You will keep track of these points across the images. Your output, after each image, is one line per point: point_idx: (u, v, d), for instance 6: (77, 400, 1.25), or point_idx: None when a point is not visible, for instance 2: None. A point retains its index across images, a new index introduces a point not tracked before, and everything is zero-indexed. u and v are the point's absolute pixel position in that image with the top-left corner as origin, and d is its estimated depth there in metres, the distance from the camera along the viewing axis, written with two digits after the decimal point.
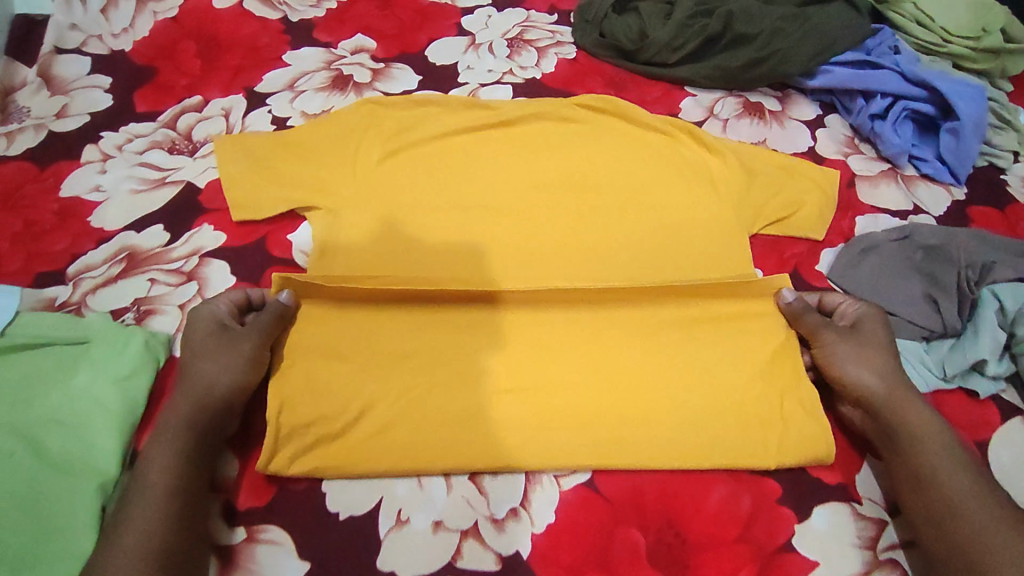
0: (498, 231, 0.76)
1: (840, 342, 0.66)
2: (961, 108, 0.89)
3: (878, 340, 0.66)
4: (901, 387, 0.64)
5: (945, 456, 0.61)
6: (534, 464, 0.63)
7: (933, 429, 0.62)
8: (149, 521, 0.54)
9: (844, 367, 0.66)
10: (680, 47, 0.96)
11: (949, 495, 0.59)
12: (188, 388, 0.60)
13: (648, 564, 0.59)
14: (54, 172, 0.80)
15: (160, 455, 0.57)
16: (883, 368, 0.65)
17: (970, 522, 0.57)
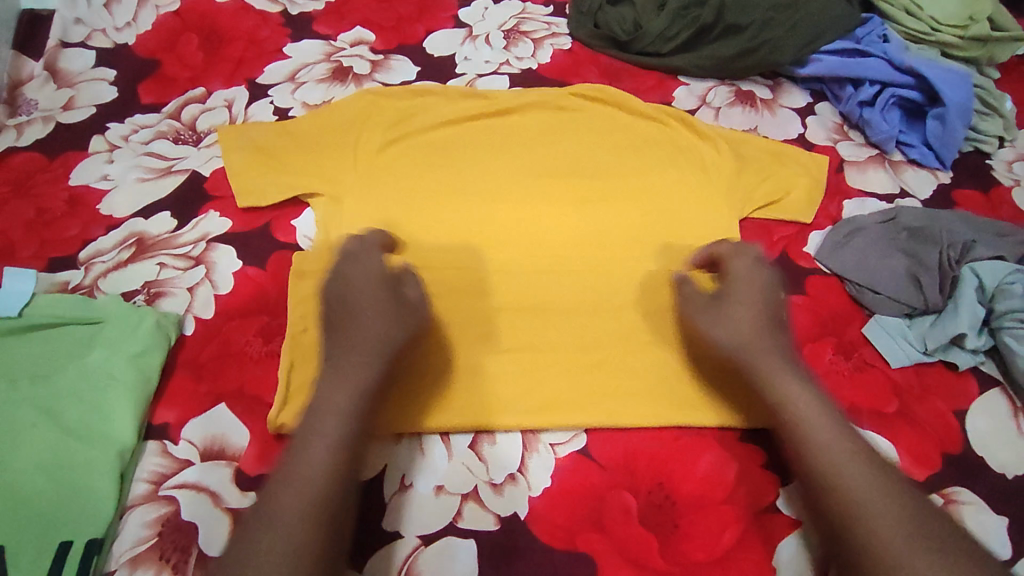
0: (496, 214, 0.79)
1: (716, 324, 0.65)
2: (947, 94, 0.91)
3: (756, 301, 0.64)
4: (775, 349, 0.62)
5: (815, 416, 0.57)
6: (530, 427, 0.66)
7: (816, 407, 0.58)
8: (320, 480, 0.51)
9: (721, 347, 0.64)
10: (673, 38, 0.99)
11: (842, 480, 0.54)
12: (363, 357, 0.57)
13: (641, 525, 0.61)
14: (64, 162, 0.82)
15: (329, 420, 0.54)
16: (759, 334, 0.62)
17: (865, 509, 0.52)
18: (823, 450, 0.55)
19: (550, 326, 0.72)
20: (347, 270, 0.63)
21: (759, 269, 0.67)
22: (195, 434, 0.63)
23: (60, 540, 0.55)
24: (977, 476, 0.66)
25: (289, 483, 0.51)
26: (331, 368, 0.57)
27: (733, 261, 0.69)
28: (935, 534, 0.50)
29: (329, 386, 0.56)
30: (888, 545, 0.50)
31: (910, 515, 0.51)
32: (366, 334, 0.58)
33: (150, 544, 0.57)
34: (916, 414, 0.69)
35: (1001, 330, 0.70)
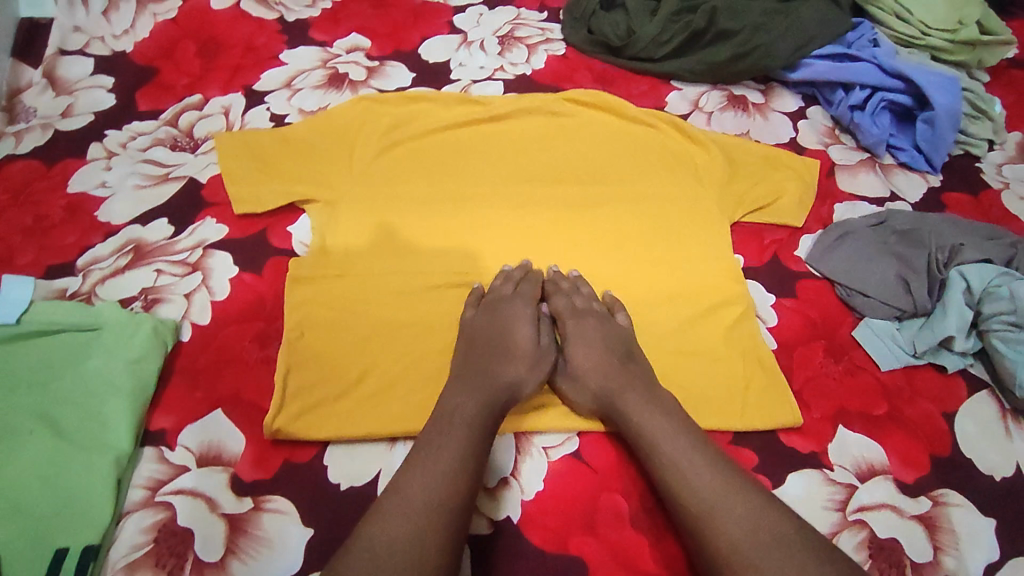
0: (491, 219, 0.79)
1: (570, 385, 0.68)
2: (936, 98, 0.92)
3: (600, 343, 0.69)
4: (624, 384, 0.65)
5: (665, 438, 0.60)
6: (524, 430, 0.67)
7: (664, 426, 0.61)
8: (451, 473, 0.56)
9: (582, 402, 0.67)
10: (666, 43, 0.99)
11: (694, 491, 0.56)
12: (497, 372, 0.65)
13: (632, 528, 0.62)
14: (62, 169, 0.83)
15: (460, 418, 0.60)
16: (605, 375, 0.66)
17: (715, 517, 0.54)
18: (673, 465, 0.58)
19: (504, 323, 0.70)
20: (495, 311, 0.71)
21: (589, 312, 0.72)
22: (192, 440, 0.64)
23: (57, 547, 0.56)
24: (966, 478, 0.67)
25: (421, 472, 0.55)
26: (461, 378, 0.64)
27: (570, 308, 0.73)
28: (776, 532, 0.52)
29: (457, 398, 0.62)
30: (738, 549, 0.52)
31: (757, 516, 0.53)
32: (497, 362, 0.66)
33: (147, 549, 0.58)
34: (905, 417, 0.70)
35: (989, 332, 0.71)
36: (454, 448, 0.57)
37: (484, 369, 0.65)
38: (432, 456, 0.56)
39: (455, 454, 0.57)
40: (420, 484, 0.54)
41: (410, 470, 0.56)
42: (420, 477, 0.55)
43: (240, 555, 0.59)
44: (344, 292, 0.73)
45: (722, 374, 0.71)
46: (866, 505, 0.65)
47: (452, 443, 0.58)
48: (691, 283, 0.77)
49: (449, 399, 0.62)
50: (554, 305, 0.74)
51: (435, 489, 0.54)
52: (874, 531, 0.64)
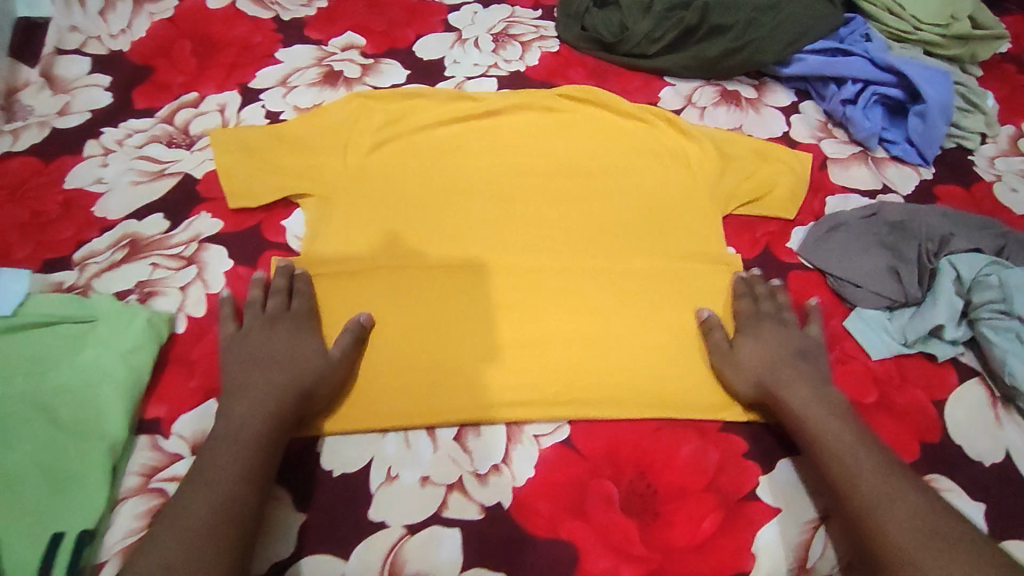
0: (484, 214, 0.80)
1: (733, 371, 0.69)
2: (928, 92, 0.92)
3: (776, 341, 0.70)
4: (799, 380, 0.66)
5: (835, 437, 0.61)
6: (516, 419, 0.68)
7: (834, 423, 0.62)
8: (229, 491, 0.56)
9: (742, 387, 0.68)
10: (659, 39, 1.00)
11: (858, 491, 0.58)
12: (283, 377, 0.64)
13: (622, 512, 0.62)
14: (59, 166, 0.83)
15: (243, 428, 0.59)
16: (777, 369, 0.67)
17: (879, 514, 0.56)
18: (836, 461, 0.60)
19: (286, 340, 0.67)
20: (275, 331, 0.68)
21: (769, 316, 0.72)
22: (186, 429, 0.64)
23: (52, 532, 0.56)
24: (955, 463, 0.67)
25: (199, 493, 0.55)
26: (246, 388, 0.63)
27: (752, 308, 0.73)
28: (945, 534, 0.54)
29: (241, 413, 0.60)
30: (900, 542, 0.54)
31: (922, 516, 0.55)
32: (290, 374, 0.64)
33: (141, 535, 0.59)
34: (896, 404, 0.70)
35: (979, 320, 0.71)
36: (240, 464, 0.57)
37: (266, 377, 0.63)
38: (209, 478, 0.56)
39: (237, 471, 0.57)
40: (199, 506, 0.54)
41: (190, 491, 0.55)
42: (199, 500, 0.55)
43: None
44: (339, 288, 0.74)
45: None
46: None
47: (236, 461, 0.57)
48: (682, 275, 0.77)
49: (232, 413, 0.61)
50: (738, 302, 0.74)
51: (215, 509, 0.54)
52: None
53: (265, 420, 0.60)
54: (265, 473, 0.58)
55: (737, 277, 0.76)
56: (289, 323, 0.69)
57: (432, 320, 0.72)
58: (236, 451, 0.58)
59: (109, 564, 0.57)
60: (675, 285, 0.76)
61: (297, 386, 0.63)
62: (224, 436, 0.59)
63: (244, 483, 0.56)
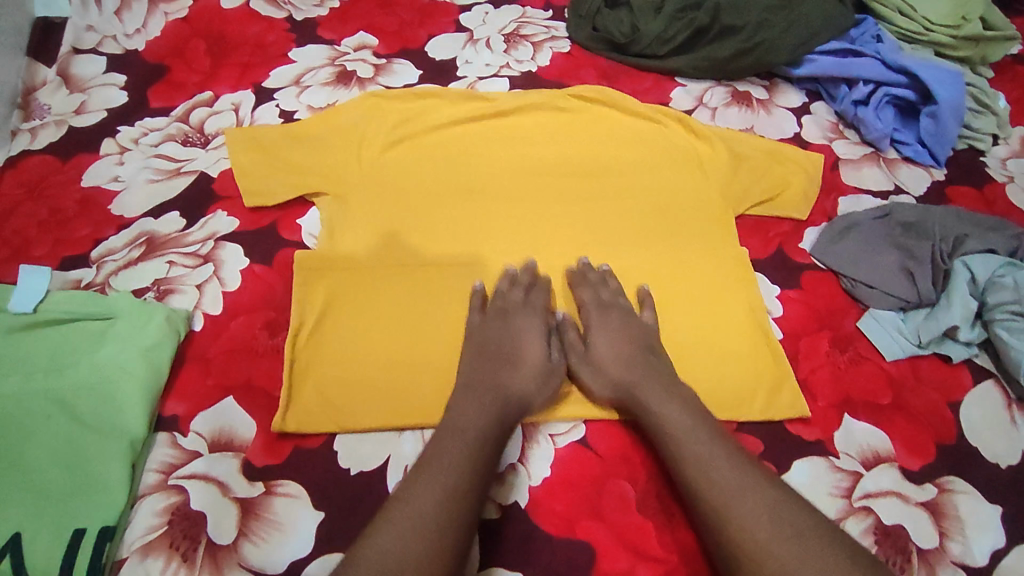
0: (499, 213, 0.80)
1: (591, 375, 0.69)
2: (940, 93, 0.92)
3: (627, 335, 0.70)
4: (648, 378, 0.66)
5: (691, 434, 0.60)
6: (530, 419, 0.68)
7: (688, 422, 0.61)
8: (459, 482, 0.55)
9: (601, 393, 0.68)
10: (670, 39, 1.00)
11: (712, 485, 0.56)
12: (512, 380, 0.65)
13: (638, 512, 0.63)
14: (76, 164, 0.84)
15: (470, 421, 0.60)
16: (628, 368, 0.67)
17: (733, 509, 0.54)
18: (693, 457, 0.58)
19: (516, 335, 0.70)
20: (510, 323, 0.71)
21: (615, 305, 0.73)
22: (204, 427, 0.65)
23: (74, 528, 0.57)
24: (971, 465, 0.67)
25: (428, 482, 0.55)
26: (469, 384, 0.64)
27: (604, 300, 0.73)
28: (801, 524, 0.52)
29: (470, 409, 0.61)
30: (757, 538, 0.52)
31: (776, 509, 0.53)
32: (508, 369, 0.66)
33: (161, 531, 0.59)
34: (911, 406, 0.70)
35: (994, 322, 0.71)
36: (460, 457, 0.57)
37: (497, 377, 0.65)
38: (438, 469, 0.56)
39: (464, 464, 0.57)
40: (432, 492, 0.54)
41: (423, 476, 0.56)
42: (428, 488, 0.54)
43: (253, 538, 0.60)
44: (353, 287, 0.73)
45: (726, 365, 0.72)
46: (871, 492, 0.65)
47: (465, 452, 0.58)
48: (695, 276, 0.77)
49: (461, 407, 0.62)
50: (579, 294, 0.74)
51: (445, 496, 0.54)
52: (880, 517, 0.64)
53: (489, 416, 0.61)
54: (487, 472, 0.58)
55: (571, 270, 0.76)
56: (524, 316, 0.72)
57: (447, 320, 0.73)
58: (460, 442, 0.58)
59: (130, 559, 0.58)
60: (690, 285, 0.77)
61: (524, 390, 0.66)
62: (451, 426, 0.60)
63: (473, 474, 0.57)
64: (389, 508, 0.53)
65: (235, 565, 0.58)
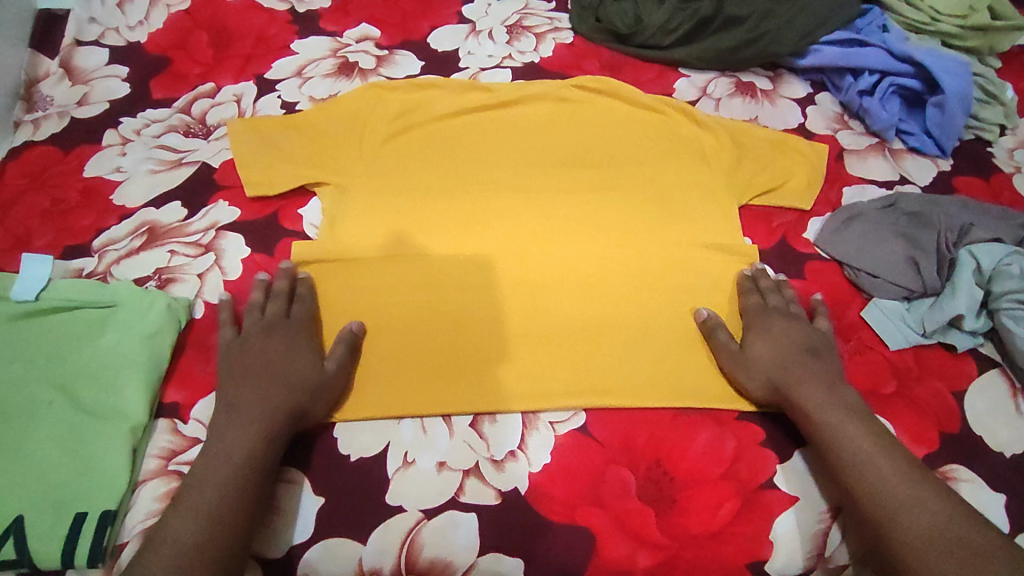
0: (500, 204, 0.80)
1: (746, 375, 0.68)
2: (946, 82, 0.91)
3: (788, 339, 0.69)
4: (816, 383, 0.65)
5: (857, 446, 0.60)
6: (530, 407, 0.68)
7: (848, 428, 0.62)
8: (223, 514, 0.55)
9: (755, 391, 0.67)
10: (674, 30, 0.99)
11: (884, 500, 0.58)
12: (279, 393, 0.62)
13: (638, 500, 0.63)
14: (78, 155, 0.84)
15: (237, 447, 0.59)
16: (790, 370, 0.67)
17: (903, 526, 0.56)
18: (858, 469, 0.60)
19: (285, 349, 0.66)
20: (272, 340, 0.67)
21: (778, 309, 0.72)
22: (204, 413, 0.65)
23: (76, 511, 0.57)
24: (975, 454, 0.66)
25: (186, 521, 0.55)
26: (237, 404, 0.61)
27: (761, 304, 0.73)
28: (968, 544, 0.54)
29: (232, 433, 0.60)
30: (928, 557, 0.54)
31: (944, 528, 0.55)
32: (279, 394, 0.62)
33: (161, 516, 0.59)
34: (915, 394, 0.70)
35: (1000, 311, 0.71)
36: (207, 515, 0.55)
37: (259, 393, 0.62)
38: (196, 504, 0.56)
39: (233, 494, 0.57)
40: (187, 537, 0.54)
41: (174, 518, 0.55)
42: (188, 526, 0.54)
43: None
44: (355, 278, 0.74)
45: None
46: None
47: (212, 502, 0.56)
48: (697, 265, 0.77)
49: (224, 433, 0.60)
50: (745, 299, 0.74)
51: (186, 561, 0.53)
52: None
53: (259, 437, 0.60)
54: (256, 497, 0.58)
55: (742, 275, 0.76)
56: (288, 330, 0.68)
57: (447, 309, 0.73)
58: (228, 469, 0.58)
59: (130, 544, 0.58)
60: (692, 277, 0.76)
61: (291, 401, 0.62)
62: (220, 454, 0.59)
63: (231, 512, 0.56)
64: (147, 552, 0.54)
65: None
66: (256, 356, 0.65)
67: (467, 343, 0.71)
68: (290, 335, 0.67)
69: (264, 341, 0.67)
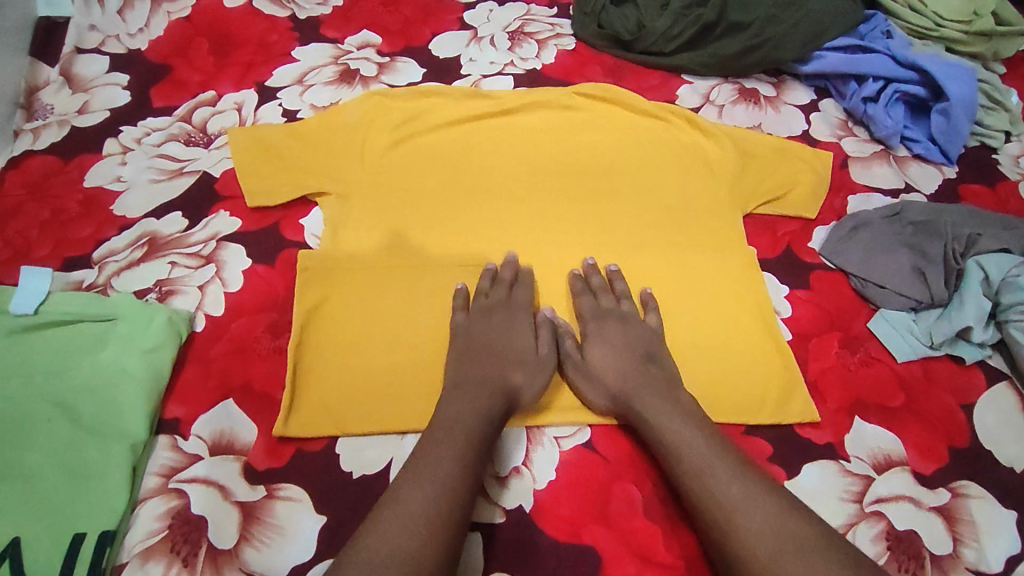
0: (504, 214, 0.79)
1: (590, 386, 0.67)
2: (951, 90, 0.90)
3: (622, 343, 0.69)
4: (648, 386, 0.64)
5: (689, 447, 0.59)
6: (535, 422, 0.67)
7: (680, 429, 0.60)
8: (453, 479, 0.55)
9: (598, 402, 0.67)
10: (677, 36, 0.98)
11: (715, 497, 0.55)
12: (502, 375, 0.65)
13: (644, 517, 0.62)
14: (78, 164, 0.84)
15: (467, 419, 0.60)
16: (624, 375, 0.66)
17: (733, 522, 0.53)
18: (691, 469, 0.58)
19: (504, 328, 0.69)
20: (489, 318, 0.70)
21: (612, 311, 0.71)
22: (205, 430, 0.64)
23: (75, 531, 0.57)
24: (984, 469, 0.66)
25: (419, 483, 0.54)
26: (456, 381, 0.64)
27: (594, 306, 0.72)
28: (798, 535, 0.51)
29: (458, 407, 0.61)
30: (757, 554, 0.51)
31: (776, 520, 0.52)
32: (496, 372, 0.65)
33: (161, 536, 0.59)
34: (923, 408, 0.69)
35: (1008, 322, 0.70)
36: (422, 508, 0.52)
37: (483, 373, 0.64)
38: (433, 468, 0.55)
39: (462, 463, 0.56)
40: (422, 497, 0.53)
41: (410, 479, 0.55)
42: (422, 486, 0.54)
43: (255, 542, 0.59)
44: (356, 289, 0.73)
45: (725, 364, 0.71)
46: (882, 497, 0.64)
47: (446, 467, 0.55)
48: (704, 276, 0.76)
49: (448, 405, 0.61)
50: (578, 302, 0.73)
51: (401, 555, 0.49)
52: (892, 522, 0.63)
53: (482, 412, 0.61)
54: (480, 468, 0.58)
55: (573, 275, 0.75)
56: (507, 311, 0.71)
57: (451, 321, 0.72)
58: (455, 437, 0.58)
59: (131, 564, 0.57)
60: (698, 287, 0.75)
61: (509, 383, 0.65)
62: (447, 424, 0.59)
63: (459, 479, 0.55)
64: (384, 509, 0.52)
65: (236, 570, 0.58)
66: (480, 333, 0.68)
67: (393, 358, 0.69)
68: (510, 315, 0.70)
69: (488, 319, 0.70)
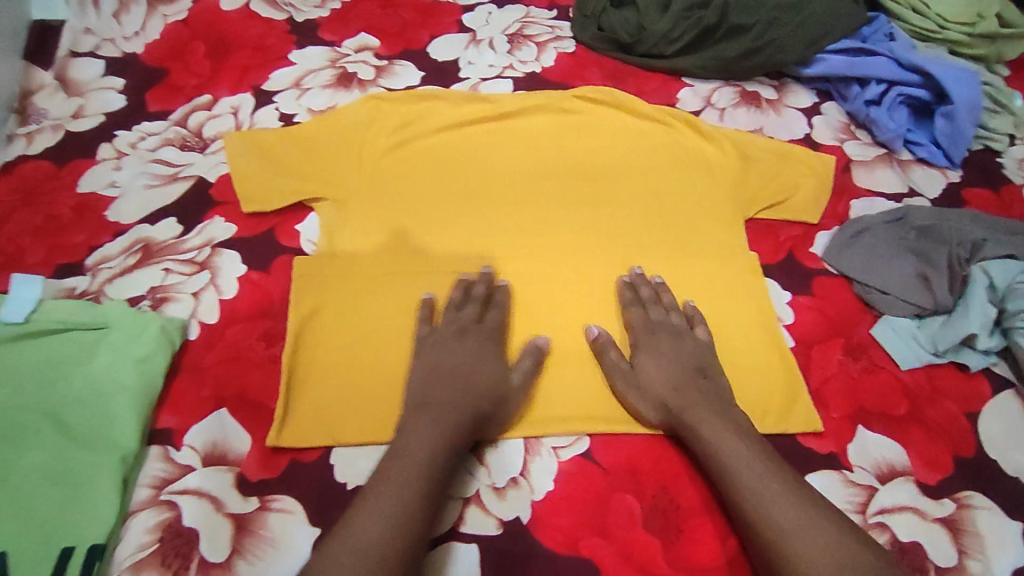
0: (502, 220, 0.78)
1: (640, 398, 0.66)
2: (955, 92, 0.89)
3: (675, 357, 0.67)
4: (704, 402, 0.63)
5: (741, 469, 0.58)
6: (532, 432, 0.66)
7: (731, 449, 0.59)
8: (411, 510, 0.54)
9: (649, 414, 0.66)
10: (677, 39, 0.97)
11: (770, 522, 0.55)
12: (472, 398, 0.63)
13: (644, 529, 0.61)
14: (71, 169, 0.83)
15: (427, 445, 0.58)
16: (679, 389, 0.65)
17: (791, 548, 0.53)
18: (744, 490, 0.57)
19: (474, 354, 0.67)
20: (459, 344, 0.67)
21: (664, 325, 0.70)
22: (198, 440, 0.63)
23: (63, 545, 0.56)
24: (989, 479, 0.65)
25: (372, 514, 0.53)
26: (422, 402, 0.62)
27: (645, 320, 0.71)
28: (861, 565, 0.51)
29: (419, 432, 0.59)
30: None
31: (836, 549, 0.52)
32: (464, 395, 0.63)
33: (152, 549, 0.58)
34: (927, 417, 0.68)
35: (1013, 330, 0.69)
36: (372, 541, 0.51)
37: (449, 394, 0.63)
38: (383, 497, 0.54)
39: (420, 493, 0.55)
40: (374, 530, 0.52)
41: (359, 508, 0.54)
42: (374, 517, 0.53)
43: (248, 555, 0.58)
44: (352, 296, 0.72)
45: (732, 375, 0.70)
46: (886, 508, 0.63)
47: (399, 497, 0.54)
48: (704, 282, 0.75)
49: (409, 429, 0.60)
50: (627, 315, 0.72)
51: None
52: (896, 534, 0.62)
53: (443, 435, 0.59)
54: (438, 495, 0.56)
55: (622, 283, 0.74)
56: (479, 336, 0.68)
57: None
58: (410, 464, 0.57)
59: None
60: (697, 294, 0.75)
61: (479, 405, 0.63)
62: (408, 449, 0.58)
63: (416, 509, 0.54)
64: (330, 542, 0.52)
65: None
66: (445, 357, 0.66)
67: (379, 373, 0.68)
68: (481, 341, 0.68)
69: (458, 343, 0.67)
